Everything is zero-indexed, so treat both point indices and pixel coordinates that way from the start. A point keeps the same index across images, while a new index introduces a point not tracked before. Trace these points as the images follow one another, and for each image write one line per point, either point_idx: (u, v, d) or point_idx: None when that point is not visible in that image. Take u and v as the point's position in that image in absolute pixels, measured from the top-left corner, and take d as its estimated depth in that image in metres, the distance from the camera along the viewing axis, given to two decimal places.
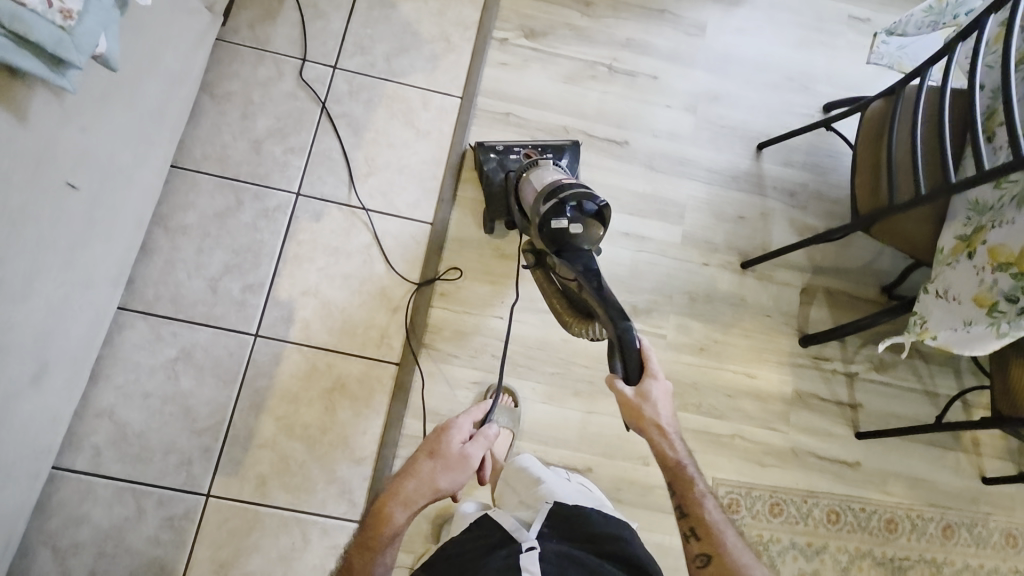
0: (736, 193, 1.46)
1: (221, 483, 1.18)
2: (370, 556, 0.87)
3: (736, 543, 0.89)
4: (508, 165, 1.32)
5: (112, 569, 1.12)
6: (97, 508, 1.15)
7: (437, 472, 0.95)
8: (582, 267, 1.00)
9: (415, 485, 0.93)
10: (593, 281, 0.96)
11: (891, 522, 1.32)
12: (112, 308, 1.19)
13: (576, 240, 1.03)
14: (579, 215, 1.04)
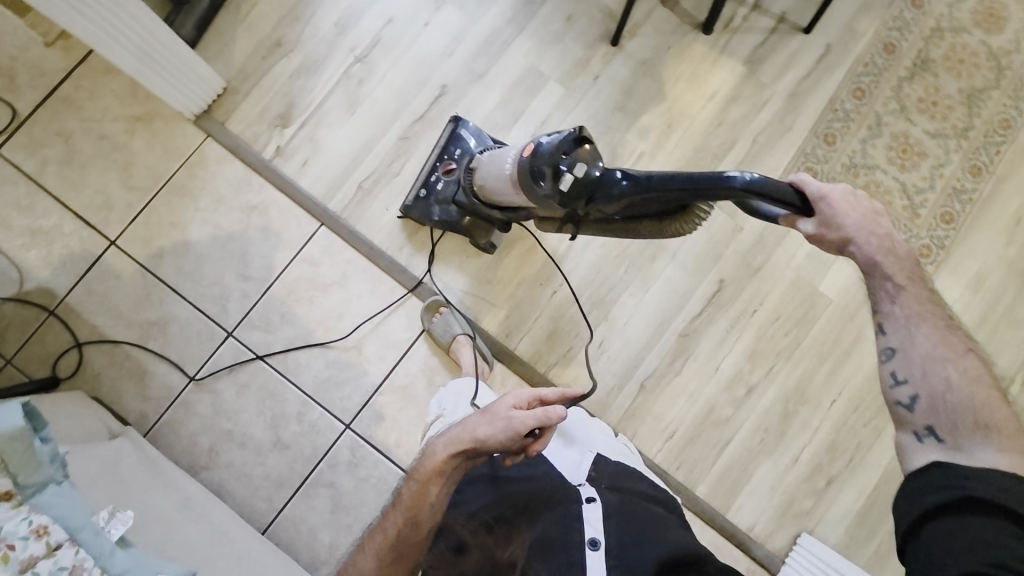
0: (543, 9, 1.40)
1: None
2: (411, 512, 0.83)
3: (985, 428, 0.64)
4: (444, 195, 1.26)
5: None
6: None
7: (480, 423, 0.83)
8: (619, 188, 0.84)
9: (453, 439, 0.84)
10: (629, 182, 0.83)
11: (891, 50, 1.41)
12: None
13: (597, 174, 0.87)
14: (594, 165, 0.88)
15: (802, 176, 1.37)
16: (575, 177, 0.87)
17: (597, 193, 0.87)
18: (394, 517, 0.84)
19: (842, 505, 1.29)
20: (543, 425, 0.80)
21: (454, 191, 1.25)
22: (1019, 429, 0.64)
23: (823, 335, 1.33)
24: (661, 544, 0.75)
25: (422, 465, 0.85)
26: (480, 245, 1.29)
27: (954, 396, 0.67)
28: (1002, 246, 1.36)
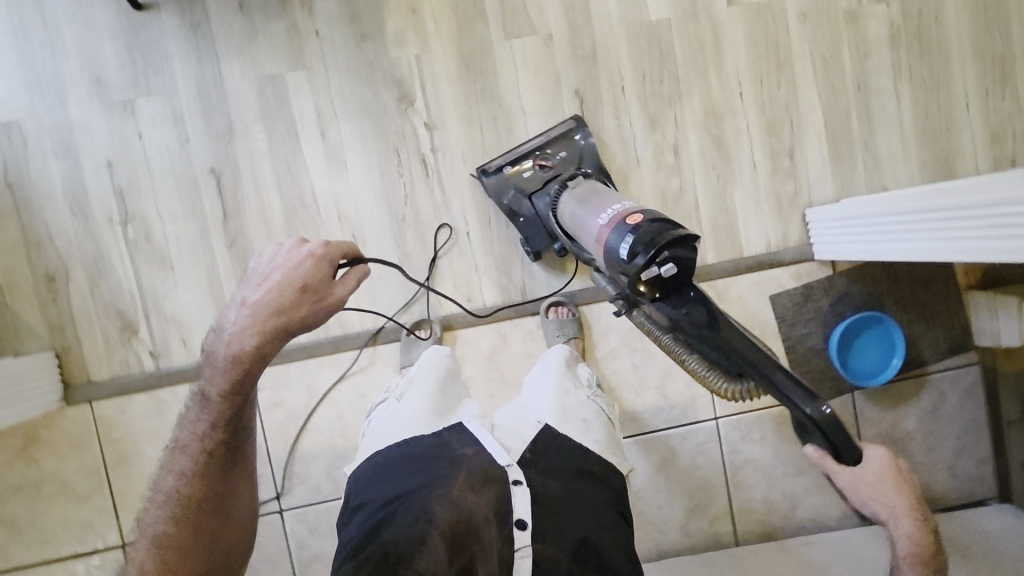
0: (214, 20, 1.20)
1: (705, 410, 1.30)
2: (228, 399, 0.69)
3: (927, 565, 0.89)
4: (525, 187, 1.18)
5: (795, 457, 1.32)
6: (758, 495, 1.32)
7: (288, 294, 0.69)
8: (683, 320, 0.84)
9: (249, 327, 0.68)
10: (705, 322, 0.83)
11: None
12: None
13: (683, 272, 0.83)
14: (678, 257, 0.81)
15: None
16: (655, 278, 0.81)
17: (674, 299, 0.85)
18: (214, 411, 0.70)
19: (816, 163, 1.30)
20: (348, 279, 0.75)
21: (541, 188, 1.18)
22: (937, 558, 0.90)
23: (690, 53, 1.27)
24: (584, 527, 0.79)
25: (217, 356, 0.68)
26: (536, 252, 1.22)
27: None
28: None
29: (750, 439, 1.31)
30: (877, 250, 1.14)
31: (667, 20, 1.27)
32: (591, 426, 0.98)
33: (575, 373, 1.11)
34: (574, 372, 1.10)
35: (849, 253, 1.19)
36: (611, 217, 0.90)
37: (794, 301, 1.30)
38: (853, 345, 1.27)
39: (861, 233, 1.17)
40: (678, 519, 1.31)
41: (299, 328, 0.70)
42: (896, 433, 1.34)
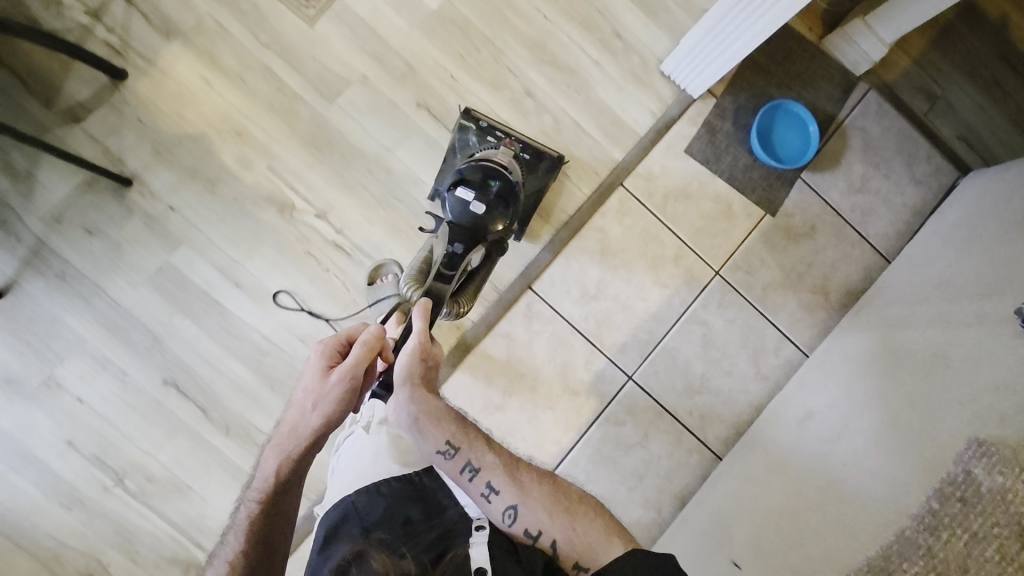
0: (72, 258, 1.15)
1: (705, 273, 1.36)
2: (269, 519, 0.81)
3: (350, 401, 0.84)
4: (472, 148, 1.26)
5: (796, 258, 1.40)
6: (793, 307, 1.39)
7: (318, 402, 0.84)
8: (454, 240, 1.05)
9: (290, 444, 0.84)
10: (455, 247, 1.05)
11: None
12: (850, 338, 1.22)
13: (483, 223, 1.07)
14: (492, 203, 1.09)
15: (313, 3, 1.29)
16: (462, 204, 1.07)
17: (464, 230, 1.07)
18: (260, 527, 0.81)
19: (640, 28, 1.40)
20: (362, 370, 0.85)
21: (482, 149, 1.25)
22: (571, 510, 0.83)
23: (484, 18, 1.36)
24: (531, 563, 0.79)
25: (264, 480, 0.83)
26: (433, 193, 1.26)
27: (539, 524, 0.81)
28: None
29: (755, 269, 1.38)
30: (733, 53, 1.20)
31: (446, 4, 1.35)
32: None
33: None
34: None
35: (711, 65, 1.26)
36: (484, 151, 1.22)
37: (705, 142, 1.39)
38: (773, 140, 1.39)
39: (705, 46, 1.24)
40: (752, 371, 1.35)
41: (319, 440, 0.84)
42: (854, 182, 1.44)
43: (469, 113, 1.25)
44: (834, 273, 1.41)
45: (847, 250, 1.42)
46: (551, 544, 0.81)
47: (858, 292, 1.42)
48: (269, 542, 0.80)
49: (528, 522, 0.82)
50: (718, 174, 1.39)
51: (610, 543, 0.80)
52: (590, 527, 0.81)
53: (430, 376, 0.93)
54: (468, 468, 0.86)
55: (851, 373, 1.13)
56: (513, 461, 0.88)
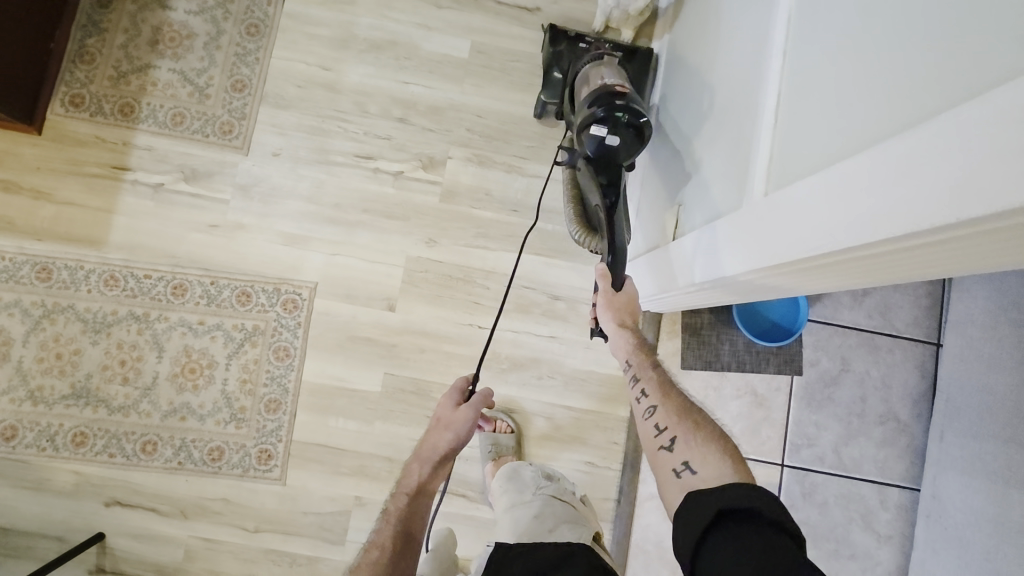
0: None
1: (771, 473, 1.26)
2: (414, 510, 0.85)
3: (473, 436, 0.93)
4: (565, 64, 1.22)
5: (848, 400, 1.28)
6: (874, 450, 1.27)
7: (452, 422, 0.93)
8: (598, 176, 1.03)
9: (427, 453, 0.90)
10: (603, 183, 1.03)
11: (83, 435, 1.20)
12: (965, 453, 1.14)
13: (622, 154, 1.02)
14: (625, 131, 1.00)
15: (272, 462, 1.21)
16: (598, 140, 0.99)
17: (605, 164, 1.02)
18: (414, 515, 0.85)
19: (572, 278, 1.29)
20: (489, 398, 0.95)
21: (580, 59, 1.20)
22: (719, 438, 0.75)
23: (426, 364, 1.26)
24: None
25: (409, 484, 0.88)
26: (539, 108, 1.28)
27: (678, 435, 0.77)
28: (247, 231, 1.27)
29: (816, 437, 1.27)
30: (773, 292, 0.84)
31: (387, 376, 1.25)
32: (547, 518, 0.99)
33: (518, 476, 1.12)
34: (513, 474, 1.12)
35: (749, 298, 0.90)
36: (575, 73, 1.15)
37: (695, 346, 1.28)
38: (757, 302, 1.26)
39: (726, 291, 0.88)
40: (870, 539, 1.25)
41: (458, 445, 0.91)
42: (858, 287, 1.31)
43: (553, 27, 1.24)
44: (893, 389, 1.29)
45: (893, 358, 1.29)
46: (669, 442, 0.77)
47: (923, 394, 1.29)
48: (411, 535, 0.82)
49: (659, 418, 0.81)
50: (727, 367, 1.27)
51: (721, 461, 0.72)
52: (710, 451, 0.74)
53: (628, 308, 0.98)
54: (631, 376, 0.91)
55: (990, 550, 1.04)
56: (668, 381, 0.88)
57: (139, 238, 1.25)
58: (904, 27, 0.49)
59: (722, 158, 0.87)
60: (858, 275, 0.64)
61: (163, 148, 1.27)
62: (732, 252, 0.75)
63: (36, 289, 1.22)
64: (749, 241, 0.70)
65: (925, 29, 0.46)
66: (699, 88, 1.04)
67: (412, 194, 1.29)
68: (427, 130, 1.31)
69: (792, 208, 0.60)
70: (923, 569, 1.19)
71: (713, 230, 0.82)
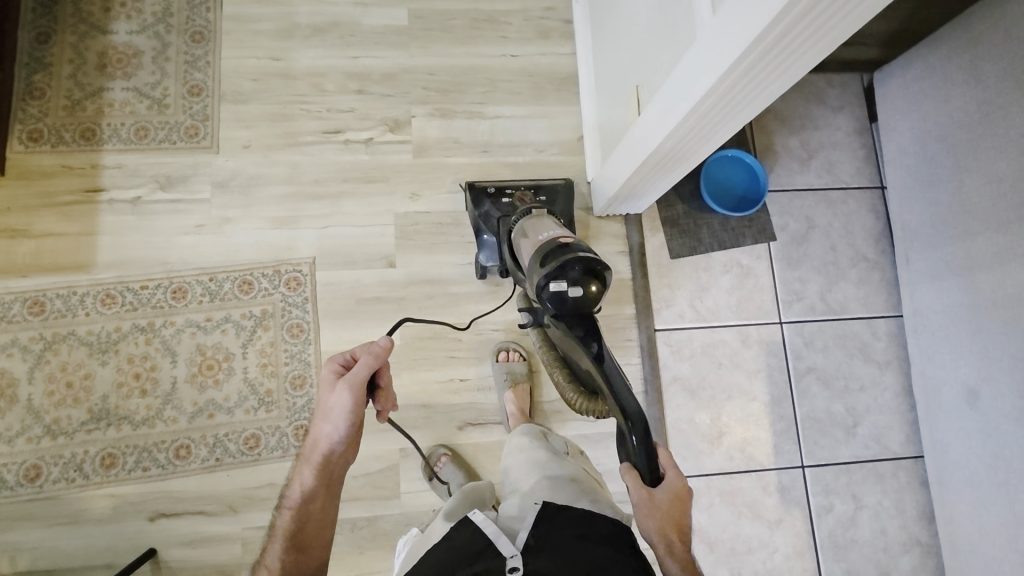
0: None
1: (774, 332, 1.36)
2: (299, 522, 0.84)
3: (356, 425, 0.84)
4: (495, 217, 1.21)
5: (822, 252, 1.41)
6: (855, 289, 1.40)
7: (328, 418, 0.85)
8: (581, 340, 0.88)
9: (314, 454, 0.87)
10: (584, 343, 0.88)
11: (112, 457, 1.17)
12: (931, 262, 1.28)
13: (588, 308, 0.90)
14: (584, 288, 0.88)
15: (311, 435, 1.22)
16: (559, 297, 0.88)
17: (576, 323, 0.89)
18: (306, 527, 0.84)
19: None
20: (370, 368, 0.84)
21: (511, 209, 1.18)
22: None
23: (437, 309, 1.30)
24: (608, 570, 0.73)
25: (296, 491, 0.87)
26: (481, 267, 1.26)
27: None
28: (234, 223, 1.29)
29: (802, 291, 1.38)
30: (741, 117, 0.92)
31: (404, 327, 1.29)
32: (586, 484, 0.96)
33: (548, 441, 1.11)
34: (541, 439, 1.10)
35: (720, 136, 0.97)
36: (515, 232, 1.11)
37: (678, 236, 1.38)
38: (721, 184, 1.38)
39: (698, 134, 0.95)
40: (873, 368, 1.36)
41: (338, 448, 0.85)
42: (803, 153, 1.45)
43: (474, 187, 1.25)
44: (857, 234, 1.42)
45: (849, 207, 1.43)
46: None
47: (882, 233, 1.43)
48: (300, 551, 0.83)
49: None
50: (710, 248, 1.38)
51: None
52: None
53: (682, 520, 0.80)
54: None
55: (974, 332, 1.16)
56: None
57: (128, 252, 1.25)
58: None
59: (662, 18, 0.95)
60: (815, 42, 0.71)
61: (132, 163, 1.29)
62: (696, 78, 0.82)
63: (31, 323, 1.20)
64: (711, 54, 0.77)
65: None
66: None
67: (386, 157, 1.35)
68: (385, 96, 1.38)
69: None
70: (924, 376, 1.30)
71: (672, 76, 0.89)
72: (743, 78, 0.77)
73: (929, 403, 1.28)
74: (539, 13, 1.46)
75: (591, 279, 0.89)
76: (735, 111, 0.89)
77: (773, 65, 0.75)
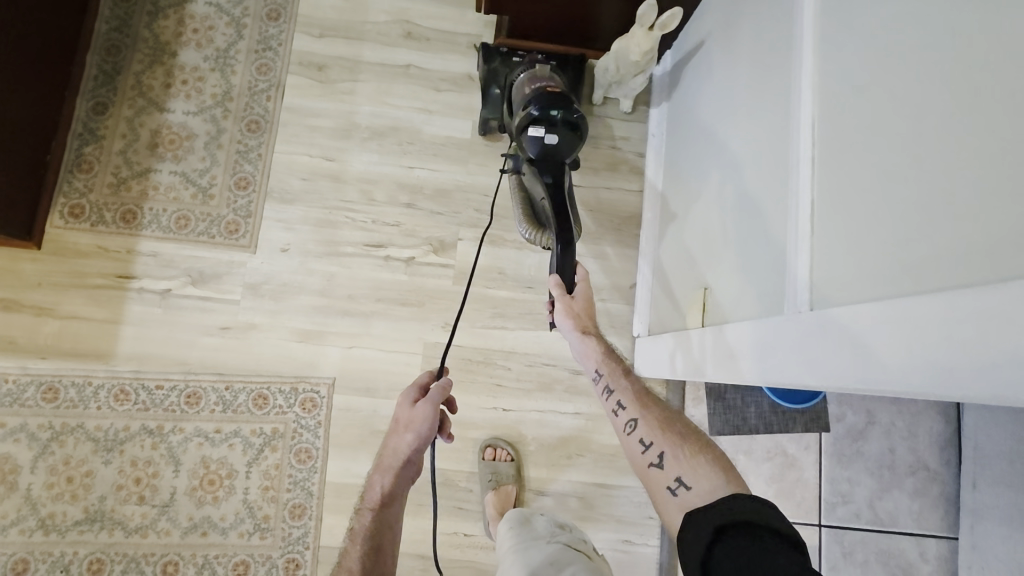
0: None
1: (810, 534, 1.25)
2: (379, 523, 0.80)
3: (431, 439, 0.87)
4: (499, 79, 1.27)
5: (879, 452, 1.28)
6: (909, 501, 1.27)
7: (407, 428, 0.87)
8: (545, 174, 0.97)
9: (389, 465, 0.86)
10: (545, 177, 0.97)
11: (99, 563, 1.14)
12: (1000, 502, 1.14)
13: (560, 154, 0.98)
14: (562, 128, 0.97)
15: (301, 572, 1.17)
16: (534, 139, 0.97)
17: (548, 164, 0.98)
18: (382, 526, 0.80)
19: None
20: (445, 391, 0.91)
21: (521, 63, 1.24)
22: (726, 465, 0.71)
23: (454, 453, 1.23)
24: None
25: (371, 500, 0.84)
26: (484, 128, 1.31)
27: (688, 471, 0.71)
28: (259, 329, 1.24)
29: (849, 493, 1.26)
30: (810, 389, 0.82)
31: None
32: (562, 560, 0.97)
33: (531, 522, 1.09)
34: (525, 522, 1.08)
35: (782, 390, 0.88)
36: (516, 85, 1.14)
37: (722, 411, 1.27)
38: None
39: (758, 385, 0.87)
40: None
41: (415, 453, 0.86)
42: None
43: (487, 46, 1.30)
44: (920, 438, 1.29)
45: (916, 407, 1.30)
46: (657, 458, 0.75)
47: (949, 441, 1.29)
48: (379, 549, 0.78)
49: (644, 431, 0.78)
50: (754, 431, 1.27)
51: (713, 471, 0.70)
52: (705, 462, 0.71)
53: (589, 315, 0.96)
54: (606, 392, 0.88)
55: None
56: (644, 393, 0.86)
57: (149, 347, 1.22)
58: (913, 178, 0.55)
59: (734, 252, 0.92)
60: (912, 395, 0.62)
61: (168, 252, 1.25)
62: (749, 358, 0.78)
63: (42, 410, 1.17)
64: (770, 352, 0.73)
65: (936, 185, 0.52)
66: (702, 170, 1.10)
67: (425, 280, 1.29)
68: (435, 213, 1.31)
69: (817, 335, 0.64)
70: None
71: (730, 329, 0.85)
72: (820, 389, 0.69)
73: None
74: (610, 142, 1.37)
75: (565, 119, 0.97)
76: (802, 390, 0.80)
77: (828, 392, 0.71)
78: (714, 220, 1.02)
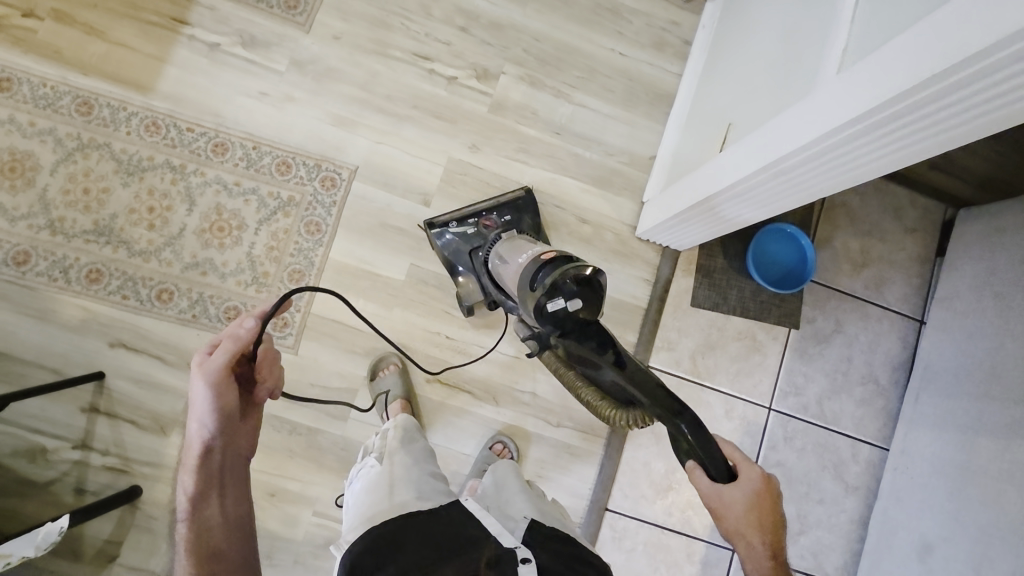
0: None
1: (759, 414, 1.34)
2: (200, 526, 0.67)
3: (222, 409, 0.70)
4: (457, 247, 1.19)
5: (838, 360, 1.37)
6: (854, 408, 1.37)
7: (198, 414, 0.69)
8: (590, 346, 0.74)
9: (189, 455, 0.70)
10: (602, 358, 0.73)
11: (98, 273, 1.18)
12: (938, 411, 1.24)
13: (589, 321, 0.76)
14: (585, 290, 0.75)
15: (287, 330, 1.22)
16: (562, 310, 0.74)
17: (580, 335, 0.75)
18: (207, 526, 0.67)
19: (601, 207, 1.36)
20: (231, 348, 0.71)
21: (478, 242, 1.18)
22: None
23: None
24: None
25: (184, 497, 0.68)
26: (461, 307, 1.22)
27: None
28: (296, 104, 1.28)
29: (802, 387, 1.35)
30: (811, 192, 0.89)
31: (413, 266, 1.28)
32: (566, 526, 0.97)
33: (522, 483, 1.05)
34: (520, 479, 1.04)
35: (785, 205, 0.95)
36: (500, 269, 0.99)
37: (706, 287, 1.35)
38: (768, 258, 1.35)
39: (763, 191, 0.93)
40: (839, 488, 1.34)
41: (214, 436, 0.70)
42: (857, 259, 1.41)
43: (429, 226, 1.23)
44: (878, 356, 1.39)
45: (881, 329, 1.39)
46: None
47: (902, 364, 1.39)
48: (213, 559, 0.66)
49: None
50: (732, 311, 1.35)
51: None
52: None
53: (771, 513, 0.75)
54: None
55: (953, 492, 1.12)
56: None
57: (187, 91, 1.25)
58: None
59: (757, 87, 1.00)
60: (914, 146, 0.70)
61: (225, 10, 1.28)
62: (745, 158, 0.90)
63: (74, 121, 1.20)
64: (792, 125, 0.79)
65: None
66: (735, 40, 1.21)
67: (462, 101, 1.34)
68: (485, 43, 1.36)
69: (816, 99, 0.75)
70: (884, 515, 1.27)
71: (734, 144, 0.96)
72: (832, 153, 0.76)
73: (880, 540, 1.26)
74: (661, 23, 1.43)
75: (588, 288, 0.75)
76: (806, 187, 0.87)
77: (810, 177, 0.84)
78: (743, 70, 1.10)
